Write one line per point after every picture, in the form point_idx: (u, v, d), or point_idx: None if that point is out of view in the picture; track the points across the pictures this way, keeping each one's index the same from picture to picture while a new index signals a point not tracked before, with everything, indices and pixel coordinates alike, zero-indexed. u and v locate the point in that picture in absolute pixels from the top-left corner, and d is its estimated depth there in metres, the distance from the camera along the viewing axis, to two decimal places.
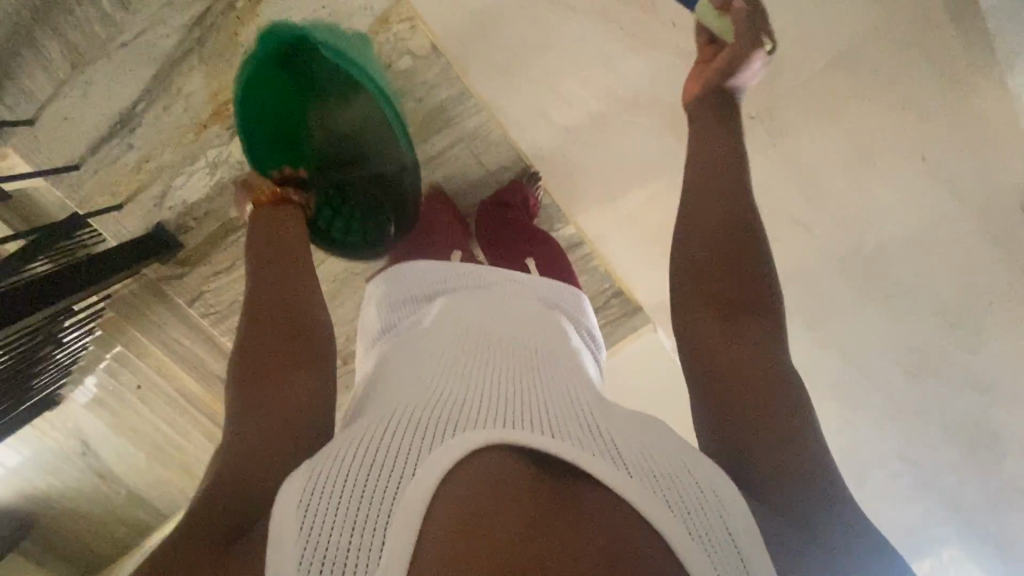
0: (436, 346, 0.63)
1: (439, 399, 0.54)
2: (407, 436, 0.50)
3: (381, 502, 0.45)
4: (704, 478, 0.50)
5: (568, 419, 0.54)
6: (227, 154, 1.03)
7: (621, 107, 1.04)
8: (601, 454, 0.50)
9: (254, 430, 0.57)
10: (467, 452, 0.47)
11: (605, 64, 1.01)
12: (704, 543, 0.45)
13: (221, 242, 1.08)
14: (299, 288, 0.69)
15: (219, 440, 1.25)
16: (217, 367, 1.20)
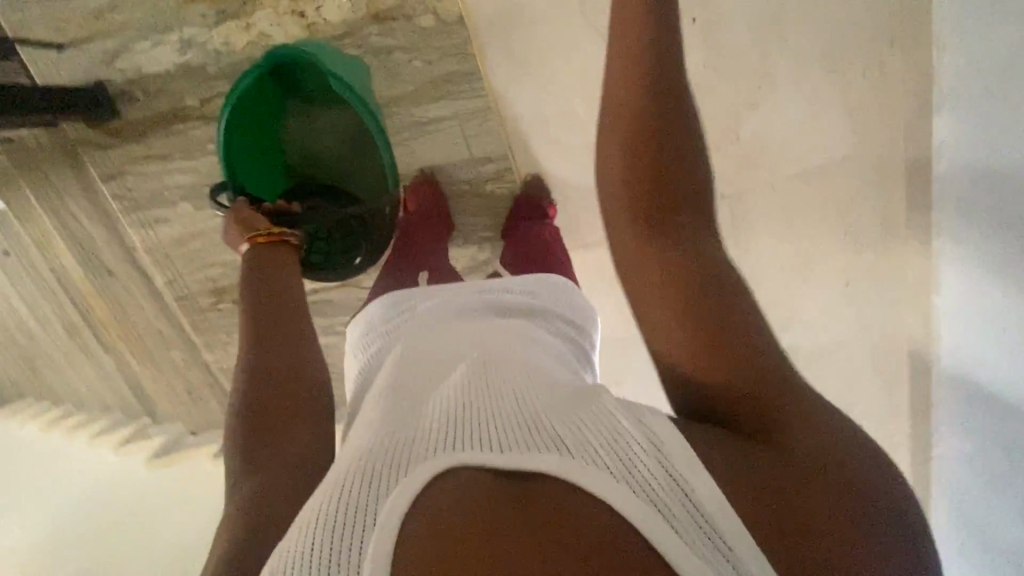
0: (405, 362, 0.53)
1: (381, 433, 0.45)
2: (354, 481, 0.39)
3: (337, 562, 0.35)
4: (649, 433, 0.39)
5: (523, 412, 0.43)
6: (205, 39, 0.84)
7: None
8: (549, 446, 0.39)
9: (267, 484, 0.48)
10: (420, 485, 0.37)
11: None
12: (677, 527, 0.34)
13: (164, 129, 0.88)
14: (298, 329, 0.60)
15: (69, 337, 1.13)
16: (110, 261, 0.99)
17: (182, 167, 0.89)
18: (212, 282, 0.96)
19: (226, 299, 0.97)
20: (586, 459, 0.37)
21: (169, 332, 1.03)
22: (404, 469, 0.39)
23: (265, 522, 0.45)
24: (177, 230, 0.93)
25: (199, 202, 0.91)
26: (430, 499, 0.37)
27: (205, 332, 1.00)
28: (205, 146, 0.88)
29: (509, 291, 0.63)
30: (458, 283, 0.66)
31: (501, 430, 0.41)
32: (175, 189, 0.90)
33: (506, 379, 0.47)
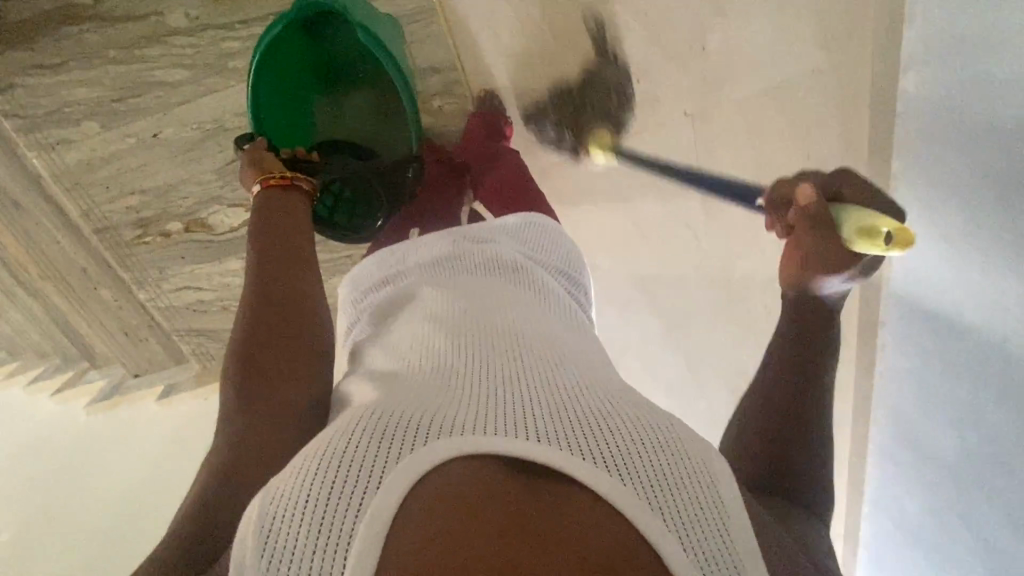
0: (422, 333, 0.53)
1: (413, 392, 0.45)
2: (385, 425, 0.40)
3: (342, 505, 0.36)
4: (715, 479, 0.39)
5: (556, 410, 0.42)
6: None
7: (585, 54, 0.86)
8: (586, 455, 0.38)
9: (255, 431, 0.48)
10: (446, 457, 0.37)
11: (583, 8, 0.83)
12: (696, 559, 0.35)
13: (59, 30, 0.75)
14: (303, 285, 0.58)
15: None
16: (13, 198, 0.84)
17: (82, 78, 0.78)
18: (134, 212, 0.87)
19: (153, 230, 0.89)
20: (631, 479, 0.37)
21: (92, 271, 0.92)
22: (440, 432, 0.39)
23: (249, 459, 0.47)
24: (86, 153, 0.82)
25: (108, 119, 0.80)
26: (453, 469, 0.37)
27: (132, 268, 0.92)
28: (106, 53, 0.77)
29: (516, 256, 0.65)
30: (452, 236, 0.66)
31: (542, 419, 0.41)
32: (77, 104, 0.79)
33: (541, 374, 0.47)
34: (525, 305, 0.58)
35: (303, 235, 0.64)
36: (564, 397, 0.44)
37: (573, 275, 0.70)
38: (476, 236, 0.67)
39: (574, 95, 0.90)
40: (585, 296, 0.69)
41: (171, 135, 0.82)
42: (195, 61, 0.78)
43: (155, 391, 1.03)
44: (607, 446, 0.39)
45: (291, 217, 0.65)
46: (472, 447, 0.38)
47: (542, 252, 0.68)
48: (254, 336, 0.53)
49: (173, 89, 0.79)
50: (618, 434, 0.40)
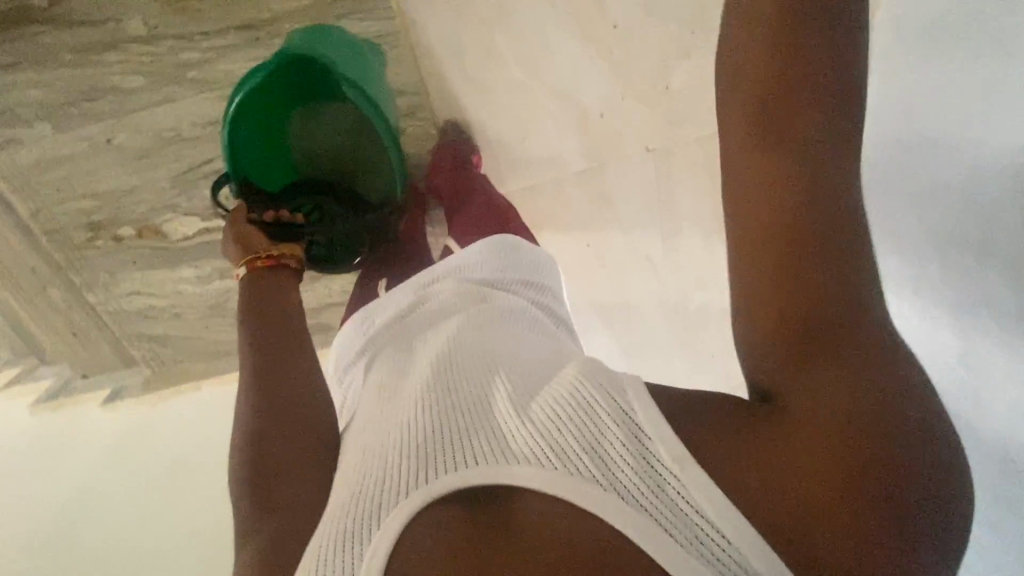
0: (386, 376, 0.55)
1: (369, 447, 0.47)
2: (349, 498, 0.42)
3: None
4: (629, 412, 0.41)
5: (488, 415, 0.45)
6: None
7: (546, 85, 0.90)
8: (520, 454, 0.41)
9: (274, 529, 0.45)
10: (409, 515, 0.40)
11: (545, 45, 0.87)
12: (649, 513, 0.37)
13: (11, 29, 0.73)
14: (295, 341, 0.60)
15: None
16: None
17: (34, 79, 0.76)
18: (86, 215, 0.86)
19: (105, 235, 0.88)
20: (562, 462, 0.40)
21: (42, 273, 0.91)
22: (392, 491, 0.41)
23: (280, 554, 0.43)
24: (38, 154, 0.81)
25: (61, 121, 0.79)
26: (417, 529, 0.39)
27: (83, 271, 0.92)
28: (61, 56, 0.75)
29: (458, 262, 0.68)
30: (403, 284, 0.70)
31: (479, 437, 0.43)
32: (29, 105, 0.77)
33: (475, 372, 0.49)
34: (477, 317, 0.59)
35: (289, 286, 0.68)
36: (495, 393, 0.47)
37: (519, 257, 0.70)
38: (432, 276, 0.69)
39: (537, 124, 0.93)
40: (552, 293, 0.70)
41: (129, 144, 0.81)
42: (154, 70, 0.77)
43: (102, 394, 1.02)
44: (533, 435, 0.42)
45: (282, 282, 0.67)
46: (427, 498, 0.40)
47: (494, 255, 0.69)
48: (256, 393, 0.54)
49: (131, 96, 0.78)
50: (542, 421, 0.42)
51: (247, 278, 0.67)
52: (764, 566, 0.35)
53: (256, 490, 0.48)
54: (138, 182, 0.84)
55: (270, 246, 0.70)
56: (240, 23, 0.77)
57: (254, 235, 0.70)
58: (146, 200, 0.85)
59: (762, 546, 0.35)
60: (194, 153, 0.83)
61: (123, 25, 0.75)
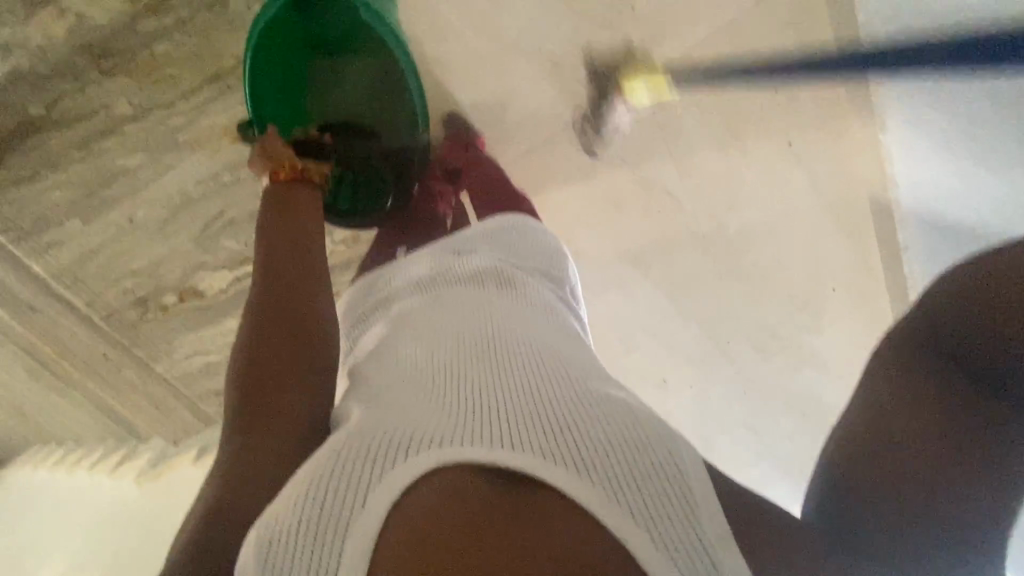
0: (413, 345, 0.54)
1: (394, 407, 0.46)
2: (365, 445, 0.42)
3: (322, 536, 0.38)
4: (682, 468, 0.41)
5: (530, 414, 0.44)
6: (26, 35, 0.74)
7: (513, 49, 0.88)
8: (558, 458, 0.40)
9: (253, 450, 0.46)
10: (420, 476, 0.39)
11: (499, 11, 0.86)
12: (653, 533, 0.38)
13: (24, 142, 0.80)
14: (317, 281, 0.59)
15: (30, 384, 1.11)
16: (42, 302, 0.93)
17: (55, 181, 0.83)
18: (132, 293, 0.93)
19: (152, 307, 0.95)
20: (597, 477, 0.39)
21: (112, 356, 1.01)
22: (411, 453, 0.40)
23: (252, 478, 0.45)
24: (76, 250, 0.88)
25: (88, 213, 0.86)
26: (423, 487, 0.39)
27: (143, 345, 0.99)
28: (71, 154, 0.81)
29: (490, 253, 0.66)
30: (426, 253, 0.69)
31: (518, 429, 0.42)
32: (57, 207, 0.85)
33: (518, 373, 0.49)
34: (505, 310, 0.57)
35: (305, 225, 0.65)
36: (540, 398, 0.46)
37: (555, 278, 0.68)
38: (453, 253, 0.67)
39: (512, 87, 0.91)
40: (561, 286, 0.68)
41: (152, 217, 0.87)
42: (148, 143, 0.82)
43: (190, 454, 1.09)
44: (575, 448, 0.41)
45: (301, 211, 0.65)
46: (446, 461, 0.40)
47: (519, 258, 0.67)
48: (261, 329, 0.53)
49: (136, 173, 0.84)
50: (587, 441, 0.42)
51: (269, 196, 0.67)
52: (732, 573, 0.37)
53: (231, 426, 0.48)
54: (169, 250, 0.90)
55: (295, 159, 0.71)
56: (208, 76, 0.79)
57: (276, 143, 0.71)
58: (180, 264, 0.92)
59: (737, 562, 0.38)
60: (205, 210, 0.88)
61: (112, 111, 0.80)
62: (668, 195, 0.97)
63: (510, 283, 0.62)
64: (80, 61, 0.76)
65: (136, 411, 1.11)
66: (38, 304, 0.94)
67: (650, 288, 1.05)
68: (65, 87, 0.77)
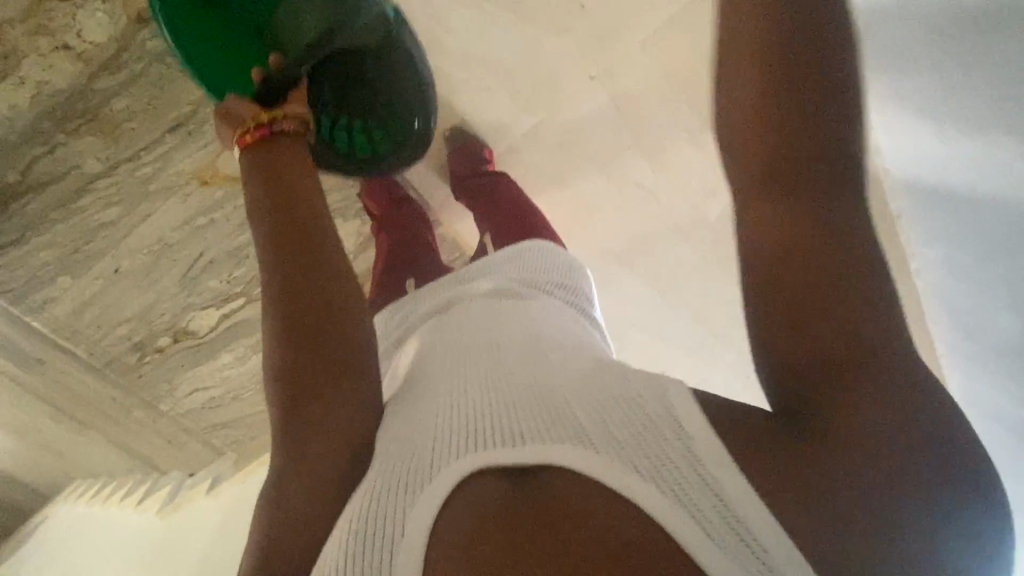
0: (439, 364, 0.51)
1: (416, 428, 0.44)
2: (396, 470, 0.40)
3: (368, 561, 0.35)
4: (678, 417, 0.39)
5: (541, 407, 0.42)
6: None
7: (466, 63, 0.87)
8: (568, 440, 0.38)
9: (307, 470, 0.43)
10: (450, 487, 0.37)
11: (446, 27, 0.84)
12: (687, 505, 0.34)
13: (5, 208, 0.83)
14: (327, 260, 0.46)
15: (52, 428, 1.17)
16: (46, 355, 0.97)
17: (40, 243, 0.86)
18: (128, 339, 0.97)
19: (148, 350, 0.99)
20: (620, 458, 0.37)
21: (120, 399, 1.05)
22: (440, 464, 0.39)
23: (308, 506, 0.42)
24: (70, 303, 0.92)
25: (76, 268, 0.89)
26: (458, 498, 0.37)
27: (146, 386, 1.03)
28: (51, 215, 0.85)
29: (508, 269, 0.63)
30: (446, 277, 0.66)
31: (536, 424, 0.40)
32: (45, 266, 0.88)
33: (529, 369, 0.46)
34: (518, 318, 0.55)
35: (316, 195, 0.50)
36: (551, 392, 0.44)
37: (568, 282, 0.64)
38: (468, 277, 0.64)
39: (468, 100, 0.90)
40: (586, 299, 0.63)
41: (136, 266, 0.90)
42: (122, 197, 0.85)
43: (205, 485, 1.13)
44: (586, 429, 0.39)
45: (294, 169, 0.51)
46: (469, 467, 0.38)
47: (534, 269, 0.64)
48: (285, 336, 0.44)
49: (115, 226, 0.87)
50: (604, 424, 0.39)
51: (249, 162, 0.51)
52: (787, 565, 0.32)
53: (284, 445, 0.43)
54: (156, 296, 0.93)
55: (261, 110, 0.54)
56: (168, 127, 0.81)
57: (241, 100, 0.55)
58: (170, 307, 0.95)
59: (796, 557, 0.32)
60: (185, 254, 0.90)
61: (84, 170, 0.82)
62: (643, 190, 0.95)
63: (523, 295, 0.59)
64: (45, 127, 0.78)
65: (150, 447, 1.16)
66: (44, 358, 0.98)
67: (638, 284, 1.04)
68: (36, 152, 0.80)
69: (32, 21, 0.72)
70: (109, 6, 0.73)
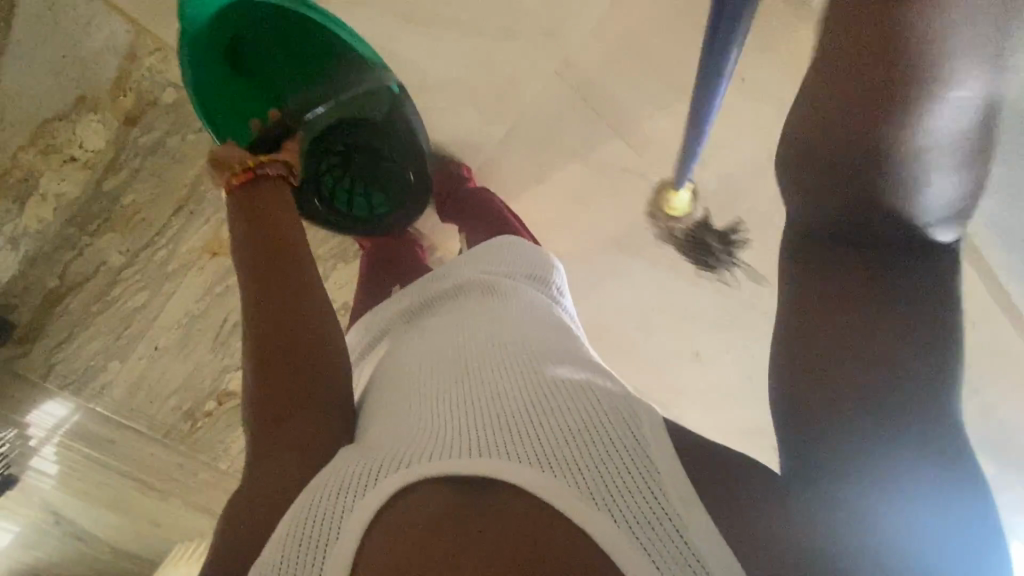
0: (403, 367, 0.52)
1: (377, 435, 0.45)
2: (349, 467, 0.42)
3: (312, 550, 0.38)
4: (643, 442, 0.40)
5: (499, 418, 0.42)
6: (26, 225, 0.86)
7: (424, 88, 0.89)
8: (524, 459, 0.39)
9: (271, 466, 0.46)
10: (396, 489, 0.39)
11: (396, 60, 0.87)
12: (629, 524, 0.36)
13: (54, 311, 0.93)
14: (305, 285, 0.53)
15: (136, 503, 1.27)
16: (113, 435, 1.07)
17: (87, 336, 0.96)
18: (181, 408, 1.05)
19: (198, 416, 1.06)
20: (563, 471, 0.38)
21: (185, 466, 1.13)
22: (390, 467, 0.40)
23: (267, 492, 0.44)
24: (124, 385, 1.01)
25: (121, 352, 0.98)
26: (407, 500, 0.39)
27: (203, 450, 1.11)
28: (91, 309, 0.94)
29: (483, 265, 0.62)
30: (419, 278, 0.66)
31: (491, 435, 0.41)
32: (95, 354, 0.97)
33: (491, 371, 0.47)
34: (484, 314, 0.54)
35: (296, 238, 0.57)
36: (511, 397, 0.44)
37: (544, 273, 0.62)
38: (437, 275, 0.64)
39: (438, 124, 0.92)
40: (558, 289, 0.61)
41: (172, 340, 0.98)
42: (146, 280, 0.93)
43: None
44: (543, 445, 0.40)
45: (277, 210, 0.60)
46: (417, 474, 0.39)
47: (502, 261, 0.62)
48: (261, 344, 0.50)
49: (146, 308, 0.95)
50: (557, 436, 0.40)
51: (237, 201, 0.61)
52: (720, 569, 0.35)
53: (257, 446, 0.47)
54: (194, 364, 1.00)
55: (248, 157, 0.63)
56: (171, 210, 0.88)
57: (230, 149, 0.64)
58: (207, 373, 1.01)
59: (729, 559, 0.35)
60: (211, 321, 0.97)
61: (109, 263, 0.91)
62: (628, 171, 0.93)
63: (494, 287, 0.58)
64: (70, 232, 0.88)
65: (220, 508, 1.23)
66: (112, 439, 1.07)
67: (647, 267, 1.01)
68: (67, 257, 0.89)
69: (39, 141, 0.81)
70: (100, 113, 0.82)
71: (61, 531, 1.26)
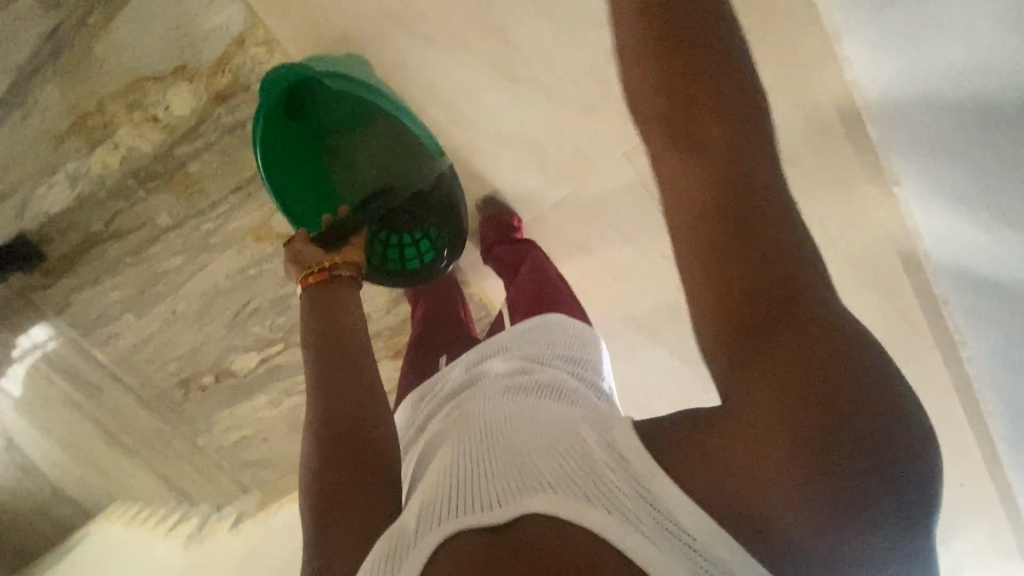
0: (446, 440, 0.53)
1: (420, 501, 0.46)
2: (396, 540, 0.43)
3: None
4: (620, 446, 0.43)
5: (512, 457, 0.45)
6: (87, 168, 0.88)
7: (500, 137, 0.93)
8: (533, 487, 0.41)
9: (329, 562, 0.47)
10: (434, 545, 0.41)
11: (480, 105, 0.90)
12: (639, 526, 0.38)
13: (86, 252, 0.94)
14: (364, 389, 0.56)
15: (101, 452, 1.25)
16: (103, 383, 1.07)
17: (110, 285, 0.97)
18: (178, 375, 1.05)
19: (192, 386, 1.06)
20: (567, 487, 0.41)
21: (164, 430, 1.12)
22: (428, 526, 0.43)
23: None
24: (130, 339, 1.01)
25: (138, 308, 0.98)
26: (445, 553, 0.41)
27: (187, 421, 1.10)
28: (123, 261, 0.95)
29: (519, 343, 0.64)
30: (464, 355, 0.68)
31: (508, 478, 0.43)
32: (113, 304, 0.98)
33: (509, 423, 0.49)
34: (517, 384, 0.56)
35: (361, 339, 0.61)
36: (521, 438, 0.47)
37: (577, 352, 0.64)
38: (481, 355, 0.65)
39: (501, 172, 0.96)
40: (593, 367, 0.63)
41: (190, 308, 0.99)
42: (185, 248, 0.94)
43: (229, 520, 1.17)
44: (551, 472, 0.42)
45: (345, 308, 0.64)
46: (453, 528, 0.41)
47: (541, 338, 0.65)
48: (321, 448, 0.53)
49: (176, 273, 0.96)
50: (559, 461, 0.43)
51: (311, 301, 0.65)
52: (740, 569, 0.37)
53: (316, 545, 0.48)
54: (204, 336, 1.01)
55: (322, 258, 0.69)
56: (231, 188, 0.91)
57: (309, 249, 0.70)
58: (214, 348, 1.02)
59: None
60: (234, 301, 0.98)
61: (154, 223, 0.92)
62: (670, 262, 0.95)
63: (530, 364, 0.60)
64: (128, 185, 0.90)
65: (183, 477, 1.22)
66: (102, 386, 1.07)
67: (664, 354, 1.02)
68: (118, 207, 0.91)
69: (127, 97, 0.84)
70: (193, 85, 0.84)
71: (28, 452, 1.26)
